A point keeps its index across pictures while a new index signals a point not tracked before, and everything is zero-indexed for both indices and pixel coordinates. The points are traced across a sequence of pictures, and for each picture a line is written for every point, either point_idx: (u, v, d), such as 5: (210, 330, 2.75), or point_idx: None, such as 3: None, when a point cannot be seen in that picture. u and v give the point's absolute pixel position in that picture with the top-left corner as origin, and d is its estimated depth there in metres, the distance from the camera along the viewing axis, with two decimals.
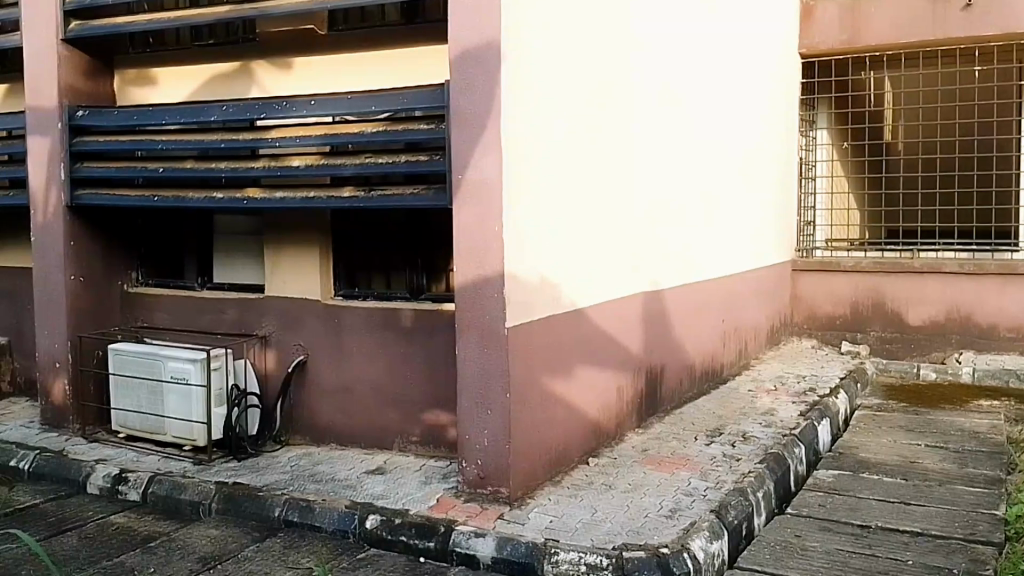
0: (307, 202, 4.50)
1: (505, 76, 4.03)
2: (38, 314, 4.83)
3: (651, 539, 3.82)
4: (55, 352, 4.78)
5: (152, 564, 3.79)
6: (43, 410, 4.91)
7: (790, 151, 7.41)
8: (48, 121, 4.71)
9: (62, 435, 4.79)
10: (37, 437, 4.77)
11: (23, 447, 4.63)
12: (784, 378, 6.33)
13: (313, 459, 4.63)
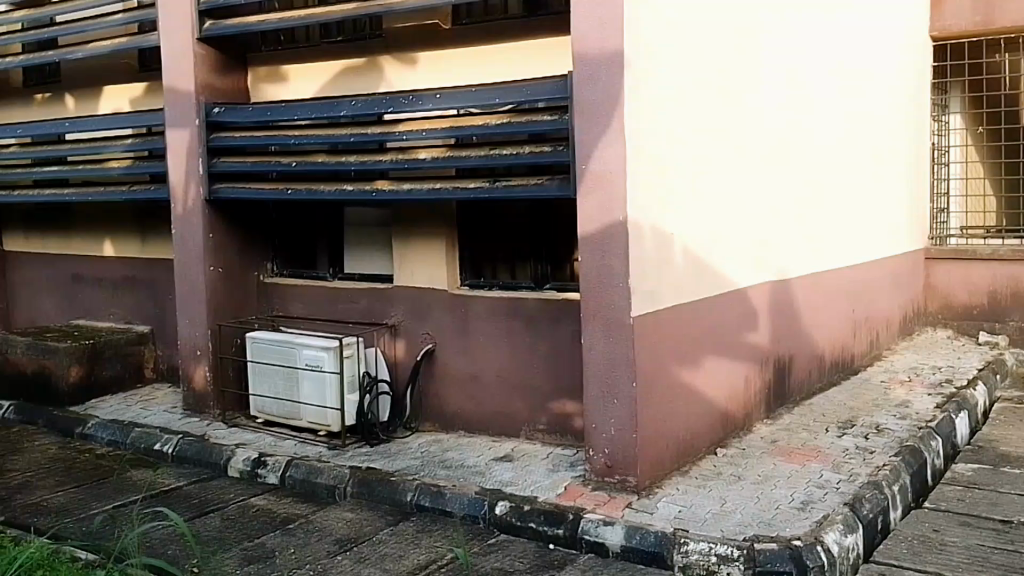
0: (433, 194, 4.58)
1: (629, 66, 4.03)
2: (180, 304, 5.10)
3: (784, 532, 3.72)
4: (197, 340, 5.04)
5: (293, 544, 3.91)
6: (185, 396, 5.13)
7: (920, 138, 7.25)
8: (187, 118, 4.90)
9: (205, 420, 4.99)
10: (180, 421, 4.95)
11: (167, 431, 4.80)
12: (919, 369, 6.21)
13: (442, 446, 4.71)
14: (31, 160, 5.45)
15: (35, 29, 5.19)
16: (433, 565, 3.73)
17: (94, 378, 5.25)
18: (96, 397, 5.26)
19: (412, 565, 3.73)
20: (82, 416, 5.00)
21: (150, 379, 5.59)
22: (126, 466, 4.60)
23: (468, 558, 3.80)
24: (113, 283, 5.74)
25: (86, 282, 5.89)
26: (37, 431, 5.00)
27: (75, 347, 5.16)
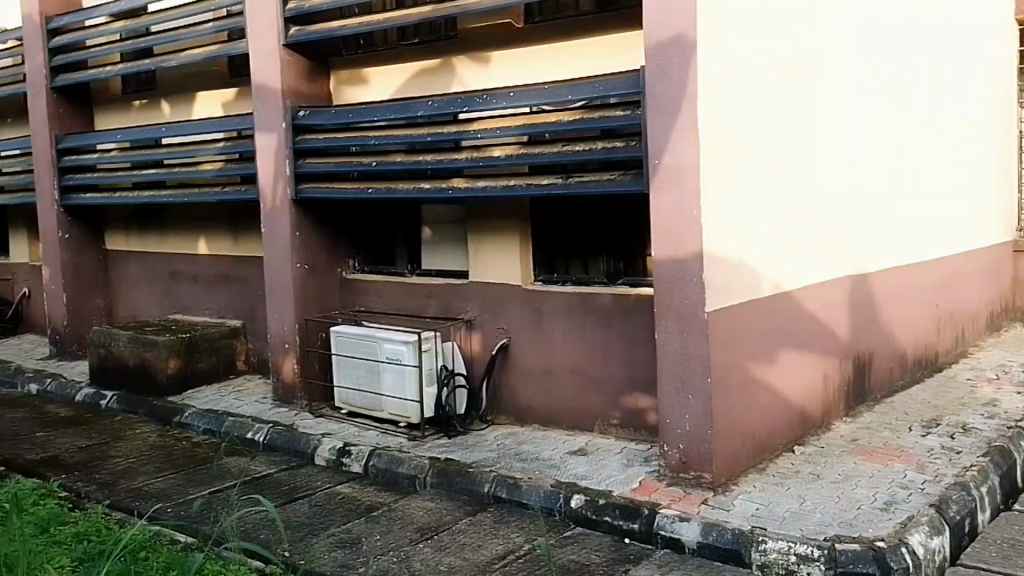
0: (507, 191, 4.65)
1: (702, 56, 3.99)
2: (270, 299, 5.35)
3: (866, 532, 3.66)
4: (286, 334, 5.29)
5: (377, 532, 4.07)
6: (274, 387, 5.39)
7: (1007, 125, 6.94)
8: (274, 121, 5.11)
9: (292, 410, 5.23)
10: (269, 412, 5.20)
11: (258, 421, 5.06)
12: (1008, 367, 5.98)
13: (518, 439, 4.81)
14: (130, 164, 5.78)
15: (133, 39, 5.49)
16: (511, 556, 3.83)
17: (190, 370, 5.55)
18: (192, 388, 5.56)
19: (491, 555, 3.84)
20: (180, 406, 5.30)
21: (241, 371, 5.87)
22: (221, 454, 4.86)
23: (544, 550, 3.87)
24: (206, 279, 6.05)
25: (181, 279, 6.22)
26: (139, 419, 5.33)
27: (172, 340, 5.47)
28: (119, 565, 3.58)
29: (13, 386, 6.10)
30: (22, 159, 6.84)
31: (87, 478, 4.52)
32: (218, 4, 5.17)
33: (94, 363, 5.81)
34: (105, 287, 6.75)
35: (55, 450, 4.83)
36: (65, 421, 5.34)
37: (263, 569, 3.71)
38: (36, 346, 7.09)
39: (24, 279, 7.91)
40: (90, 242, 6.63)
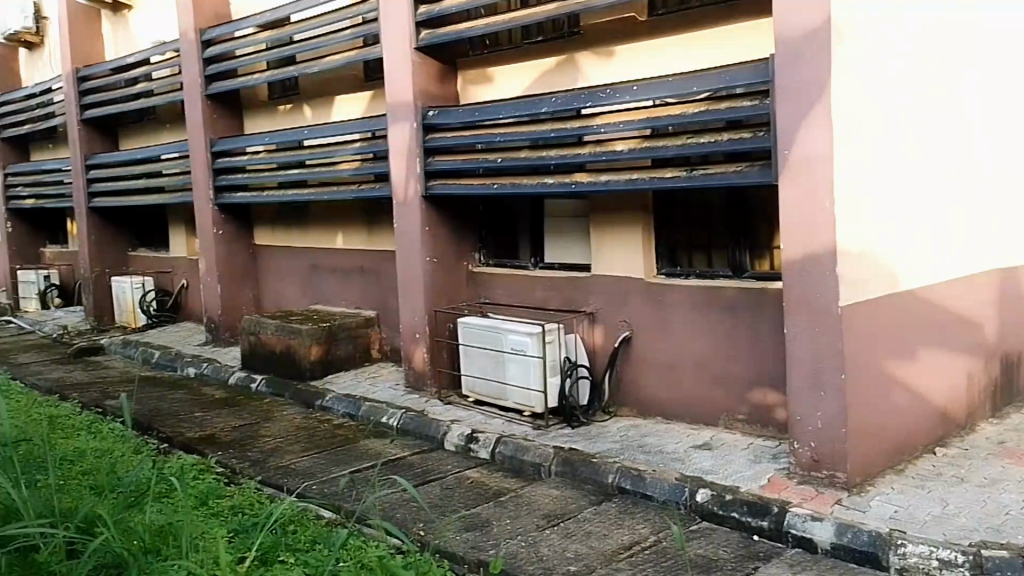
0: (631, 184, 4.64)
1: (837, 43, 3.81)
2: (403, 291, 5.65)
3: (1017, 539, 3.44)
4: (417, 325, 5.57)
5: (506, 516, 4.22)
6: (406, 374, 5.68)
7: None
8: (405, 121, 5.35)
9: (423, 397, 5.49)
10: (403, 397, 5.50)
11: (392, 406, 5.35)
12: None
13: (641, 431, 4.84)
14: (275, 165, 6.23)
15: (279, 48, 5.90)
16: (637, 546, 3.85)
17: (330, 356, 5.92)
18: (331, 373, 5.93)
19: (617, 545, 3.87)
20: (321, 390, 5.68)
21: (375, 359, 6.22)
22: (359, 436, 5.16)
23: (670, 543, 3.86)
24: (344, 272, 6.42)
25: (320, 272, 6.64)
26: (284, 401, 5.74)
27: (313, 328, 5.85)
28: (270, 536, 3.96)
29: (175, 368, 6.70)
30: (180, 162, 7.51)
31: (240, 455, 4.92)
32: (355, 12, 5.47)
33: (245, 348, 6.31)
34: (254, 279, 7.28)
35: (212, 429, 5.27)
36: (220, 401, 5.81)
37: (400, 547, 3.93)
38: (193, 333, 7.76)
39: (182, 271, 8.66)
40: (243, 239, 7.19)
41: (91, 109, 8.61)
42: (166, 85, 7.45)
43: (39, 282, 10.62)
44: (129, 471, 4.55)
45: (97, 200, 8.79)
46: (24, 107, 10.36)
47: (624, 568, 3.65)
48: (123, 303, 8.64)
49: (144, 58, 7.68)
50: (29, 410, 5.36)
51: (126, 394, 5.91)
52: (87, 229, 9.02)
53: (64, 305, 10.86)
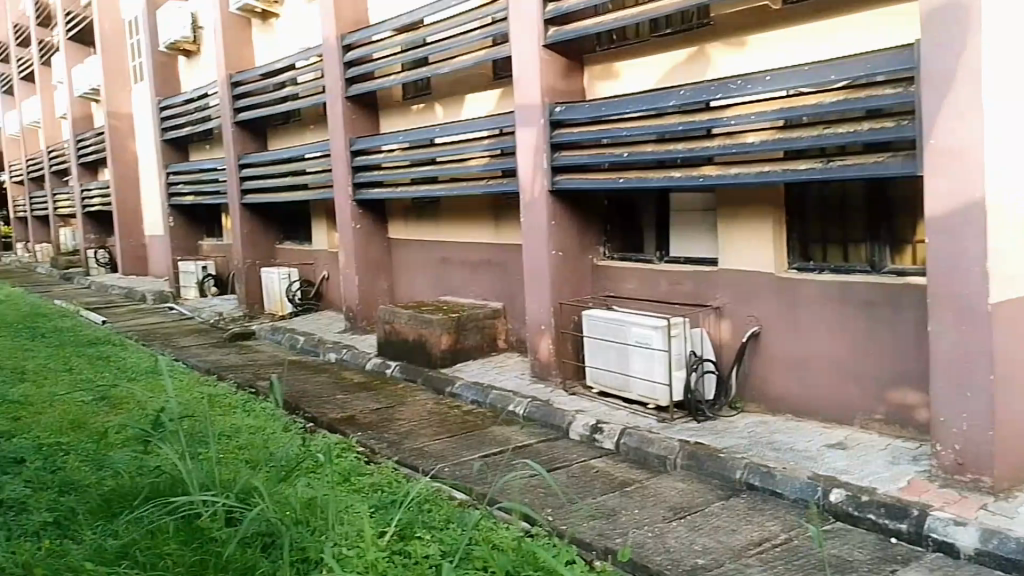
0: (761, 177, 4.52)
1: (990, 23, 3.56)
2: (529, 283, 5.83)
3: None
4: (542, 316, 5.74)
5: (633, 506, 4.28)
6: (532, 364, 5.87)
7: None
8: (533, 118, 5.47)
9: (549, 386, 5.67)
10: (529, 387, 5.69)
11: (519, 395, 5.55)
12: None
13: (770, 428, 4.79)
14: (410, 162, 6.56)
15: (414, 50, 6.18)
16: (767, 543, 3.78)
17: (459, 345, 6.17)
18: (460, 362, 6.18)
19: (746, 541, 3.82)
20: (451, 377, 5.94)
21: (502, 349, 6.42)
22: (487, 423, 5.37)
23: (803, 541, 3.77)
24: (473, 265, 6.66)
25: (449, 264, 6.93)
26: (417, 387, 6.04)
27: (444, 319, 6.12)
28: (409, 512, 4.22)
29: (317, 354, 7.17)
30: (320, 160, 8.00)
31: (378, 436, 5.22)
32: (485, 12, 5.63)
33: (381, 337, 6.68)
34: (387, 271, 7.66)
35: (353, 411, 5.62)
36: (360, 386, 6.18)
37: (530, 530, 4.08)
38: (333, 321, 8.26)
39: (323, 263, 9.21)
40: (378, 230, 7.57)
41: (242, 112, 9.29)
42: (309, 88, 7.95)
43: (197, 272, 11.48)
44: (279, 447, 4.92)
45: (247, 196, 9.51)
46: (183, 110, 11.20)
47: (755, 564, 3.59)
48: (271, 293, 9.30)
49: (289, 64, 8.21)
50: (193, 389, 5.91)
51: (276, 376, 6.40)
52: (239, 223, 9.77)
53: (219, 294, 11.71)
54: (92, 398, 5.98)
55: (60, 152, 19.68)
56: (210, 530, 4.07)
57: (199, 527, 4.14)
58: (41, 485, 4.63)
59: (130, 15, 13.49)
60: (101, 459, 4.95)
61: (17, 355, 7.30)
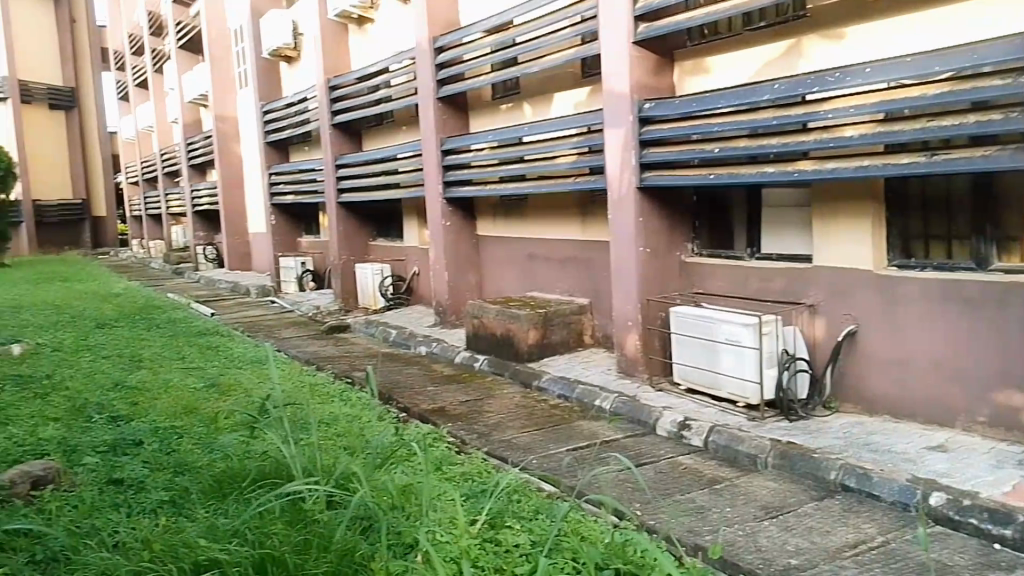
0: (859, 172, 4.41)
1: None
2: (617, 280, 5.89)
3: None
4: (630, 313, 5.80)
5: (724, 504, 4.23)
6: (619, 360, 5.96)
7: None
8: (623, 115, 5.49)
9: (636, 382, 5.72)
10: (616, 382, 5.75)
11: (605, 390, 5.61)
12: None
13: (866, 429, 4.68)
14: (498, 161, 6.71)
15: (504, 51, 6.32)
16: (864, 545, 3.66)
17: (547, 340, 6.27)
18: (546, 357, 6.28)
19: (841, 542, 3.72)
20: (538, 371, 6.04)
21: (587, 344, 6.51)
22: (574, 417, 5.45)
23: (901, 544, 3.65)
24: (560, 261, 6.75)
25: (537, 260, 7.05)
26: (505, 380, 6.17)
27: (532, 314, 6.23)
28: (499, 502, 4.33)
29: (409, 346, 7.41)
30: (412, 160, 8.25)
31: (468, 427, 5.37)
32: (574, 11, 5.69)
33: (470, 331, 6.87)
34: (475, 267, 7.85)
35: (443, 402, 5.79)
36: (449, 378, 6.36)
37: (619, 523, 4.11)
38: (423, 316, 8.52)
39: (414, 259, 9.49)
40: (467, 227, 7.77)
41: (339, 114, 9.69)
42: (402, 91, 8.20)
43: (296, 268, 12.04)
44: (375, 436, 5.14)
45: (342, 195, 9.90)
46: (283, 114, 11.74)
47: (851, 566, 3.48)
48: (365, 290, 9.58)
49: (383, 67, 8.48)
50: (296, 378, 6.22)
51: (371, 367, 6.66)
52: (336, 221, 10.19)
53: (316, 288, 12.23)
54: (202, 385, 6.38)
55: (172, 155, 20.97)
56: (313, 513, 4.27)
57: (303, 510, 4.33)
58: (159, 465, 4.99)
59: (236, 24, 14.25)
60: (211, 442, 5.28)
61: (134, 344, 7.86)
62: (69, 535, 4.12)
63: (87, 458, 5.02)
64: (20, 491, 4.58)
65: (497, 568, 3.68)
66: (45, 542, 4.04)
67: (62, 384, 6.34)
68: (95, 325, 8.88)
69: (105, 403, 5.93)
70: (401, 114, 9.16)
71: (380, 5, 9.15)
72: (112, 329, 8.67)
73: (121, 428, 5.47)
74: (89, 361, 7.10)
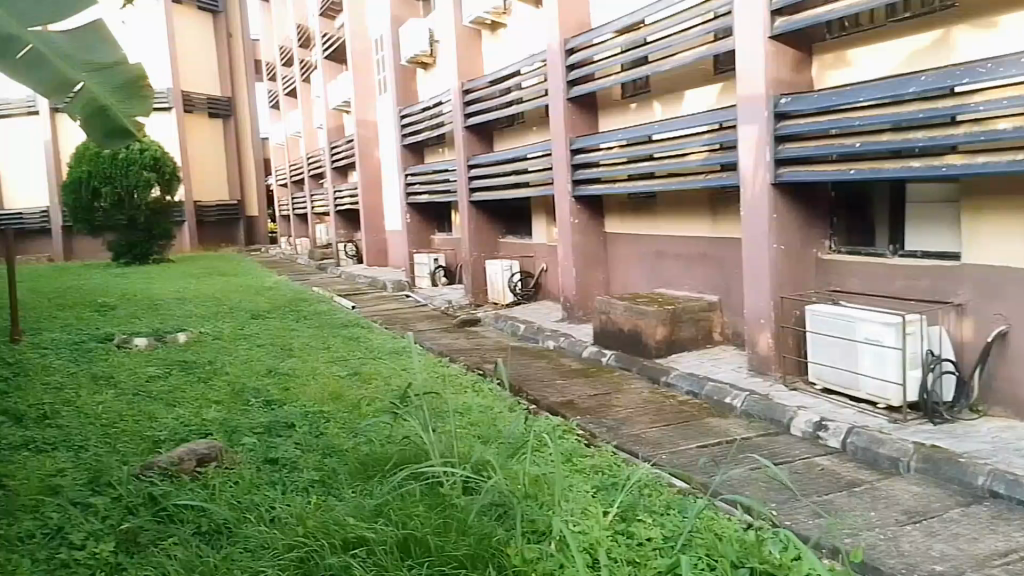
0: (1013, 167, 4.11)
1: None
2: (749, 278, 5.91)
3: None
4: (762, 311, 5.81)
5: (863, 507, 4.11)
6: (750, 358, 5.97)
7: None
8: (758, 112, 5.49)
9: (768, 380, 5.74)
10: (746, 380, 5.78)
11: (735, 388, 5.63)
12: None
13: (1017, 435, 4.46)
14: (628, 159, 6.89)
15: (634, 51, 6.50)
16: (1015, 555, 3.48)
17: (675, 336, 6.42)
18: (675, 353, 6.42)
19: (990, 550, 3.54)
20: (665, 368, 6.17)
21: (717, 341, 6.61)
22: (704, 414, 5.51)
23: None
24: (692, 257, 6.91)
25: (665, 257, 7.28)
26: (632, 375, 6.29)
27: (660, 310, 6.39)
28: (630, 496, 4.38)
29: (537, 340, 7.67)
30: (543, 159, 8.46)
31: (597, 421, 5.48)
32: (708, 8, 5.74)
33: (597, 326, 7.05)
34: (604, 265, 8.20)
35: (572, 396, 5.95)
36: (578, 371, 6.54)
37: (753, 523, 4.03)
38: (549, 312, 8.74)
39: (542, 256, 9.75)
40: (594, 225, 8.10)
41: (470, 116, 10.04)
42: (533, 92, 8.40)
43: (429, 263, 12.45)
44: (507, 425, 5.34)
45: (472, 193, 10.29)
46: (418, 117, 12.26)
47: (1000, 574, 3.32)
48: (495, 285, 9.95)
49: (514, 70, 8.70)
50: (433, 368, 6.55)
51: (502, 360, 6.92)
52: (466, 219, 10.57)
53: (448, 284, 12.70)
54: (346, 373, 6.81)
55: (315, 158, 22.25)
56: (450, 496, 4.34)
57: (443, 495, 4.36)
58: (309, 448, 5.35)
59: (376, 32, 15.00)
60: (355, 427, 5.63)
61: (284, 334, 8.47)
62: (230, 509, 4.46)
63: (246, 438, 5.45)
64: (188, 468, 5.01)
65: (630, 560, 3.71)
66: (209, 515, 4.38)
67: (223, 370, 6.93)
68: (250, 315, 9.64)
69: (260, 387, 6.44)
70: (531, 115, 9.43)
71: (512, 10, 9.36)
72: (265, 320, 9.38)
73: (274, 412, 5.92)
74: (246, 348, 7.71)
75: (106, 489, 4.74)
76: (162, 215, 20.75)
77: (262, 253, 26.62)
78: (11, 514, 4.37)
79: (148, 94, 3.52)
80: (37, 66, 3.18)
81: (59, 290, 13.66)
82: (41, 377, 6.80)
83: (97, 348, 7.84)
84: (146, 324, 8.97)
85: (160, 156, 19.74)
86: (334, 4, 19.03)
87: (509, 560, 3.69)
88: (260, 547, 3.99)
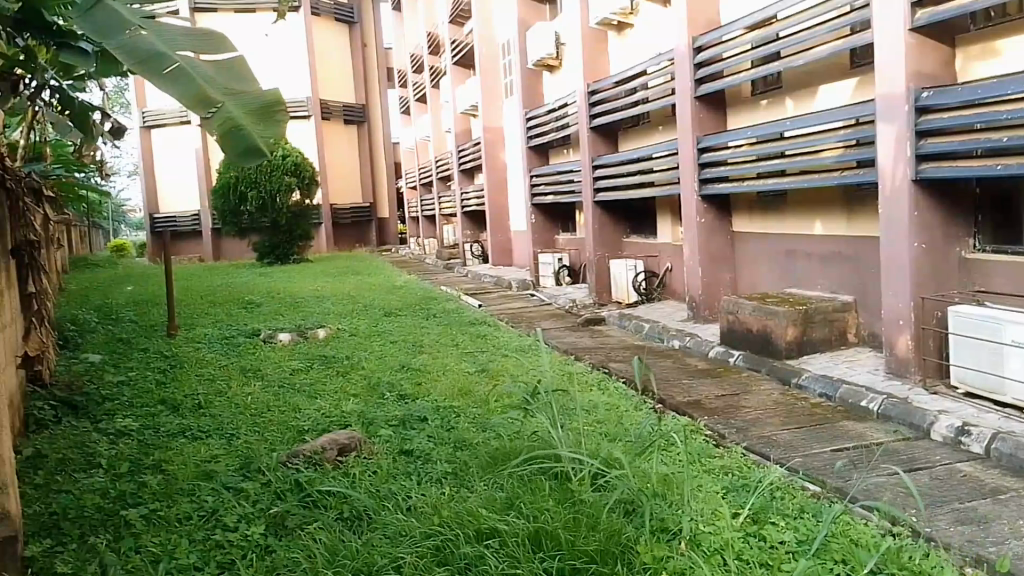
0: None
1: None
2: (887, 277, 5.73)
3: None
4: (901, 311, 5.63)
5: (1009, 516, 3.89)
6: (888, 360, 5.79)
7: None
8: (897, 108, 5.30)
9: (907, 383, 5.55)
10: (883, 383, 5.62)
11: (873, 391, 5.49)
12: None
13: None
14: (756, 156, 6.81)
15: (767, 46, 6.44)
16: None
17: (805, 337, 6.29)
18: (806, 354, 6.31)
19: None
20: (797, 369, 6.05)
21: (851, 342, 6.46)
22: (840, 416, 5.41)
23: None
24: (827, 257, 6.75)
25: (798, 256, 7.17)
26: (762, 376, 6.24)
27: (792, 310, 6.27)
28: (761, 498, 4.30)
29: (661, 340, 7.70)
30: (668, 158, 8.46)
31: (726, 422, 5.46)
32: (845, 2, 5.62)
33: (723, 326, 7.02)
34: (729, 264, 8.12)
35: (700, 395, 5.97)
36: (707, 371, 6.55)
37: (892, 529, 3.84)
38: (674, 311, 8.75)
39: (667, 256, 9.82)
40: (720, 224, 8.04)
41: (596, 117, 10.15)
42: (658, 92, 8.42)
43: (554, 262, 12.69)
44: (636, 424, 5.38)
45: (593, 193, 10.42)
46: (544, 119, 12.50)
47: None
48: (619, 284, 10.05)
49: (640, 70, 8.74)
50: (561, 366, 6.70)
51: (630, 359, 6.99)
52: (589, 218, 10.67)
53: (572, 282, 12.85)
54: (475, 369, 7.04)
55: (445, 162, 22.97)
56: (579, 491, 4.36)
57: (570, 489, 4.42)
58: (441, 440, 5.57)
59: (507, 35, 15.36)
60: (484, 422, 5.82)
61: (415, 330, 8.83)
62: (371, 496, 4.68)
63: (382, 430, 5.72)
64: (330, 456, 5.31)
65: (763, 562, 3.65)
66: (351, 501, 4.61)
67: (359, 365, 7.30)
68: (382, 312, 10.10)
69: (394, 382, 6.75)
70: (655, 115, 9.48)
71: (640, 10, 9.36)
72: (396, 316, 9.82)
73: (407, 405, 6.20)
74: (380, 344, 8.08)
75: (255, 475, 5.10)
76: (302, 217, 21.52)
77: (395, 253, 27.46)
78: (170, 497, 4.75)
79: (279, 120, 3.67)
80: (184, 81, 3.43)
81: (210, 287, 14.78)
82: (196, 369, 7.40)
83: (246, 342, 8.45)
84: (289, 320, 9.60)
85: (301, 161, 20.83)
86: (462, 13, 19.71)
87: (638, 557, 3.67)
88: (398, 534, 4.14)
